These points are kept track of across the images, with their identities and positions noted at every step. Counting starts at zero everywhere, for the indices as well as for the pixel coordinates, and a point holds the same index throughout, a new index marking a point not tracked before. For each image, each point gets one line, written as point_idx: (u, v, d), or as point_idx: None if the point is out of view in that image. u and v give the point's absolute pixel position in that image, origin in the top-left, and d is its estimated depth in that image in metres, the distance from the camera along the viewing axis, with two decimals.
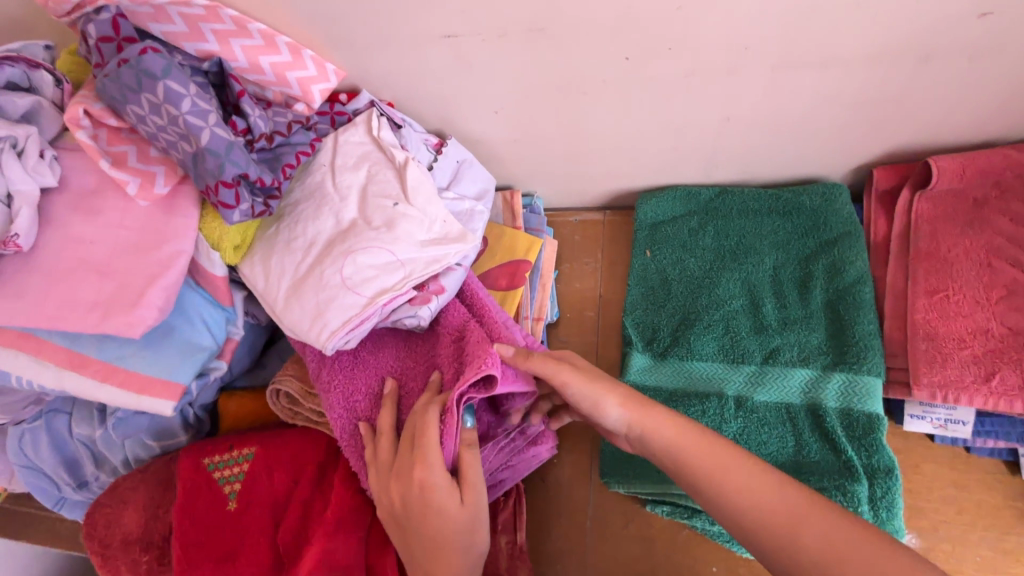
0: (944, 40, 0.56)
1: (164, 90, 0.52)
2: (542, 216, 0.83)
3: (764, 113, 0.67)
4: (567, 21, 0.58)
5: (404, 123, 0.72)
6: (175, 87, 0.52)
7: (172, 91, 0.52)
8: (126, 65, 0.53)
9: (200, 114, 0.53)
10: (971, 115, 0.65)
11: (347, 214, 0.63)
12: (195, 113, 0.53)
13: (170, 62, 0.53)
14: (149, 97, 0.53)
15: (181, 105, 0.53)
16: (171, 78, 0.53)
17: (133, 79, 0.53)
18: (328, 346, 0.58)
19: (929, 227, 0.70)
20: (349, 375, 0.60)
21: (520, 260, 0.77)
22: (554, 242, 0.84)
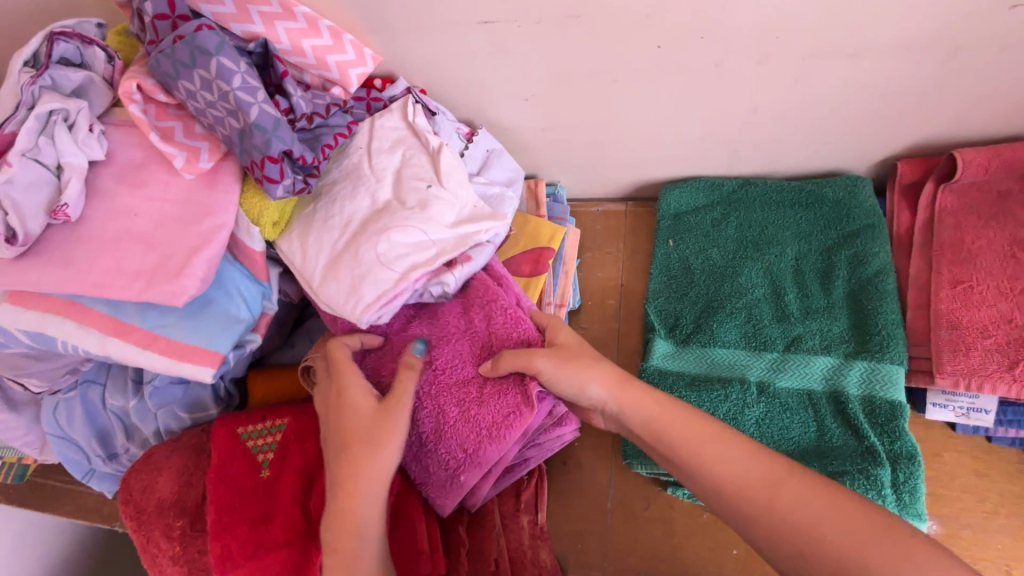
0: (972, 32, 0.56)
1: (216, 66, 0.55)
2: (565, 206, 0.85)
3: (791, 102, 0.67)
4: (603, 5, 0.58)
5: (438, 111, 0.74)
6: (227, 63, 0.56)
7: (224, 68, 0.56)
8: (182, 41, 0.56)
9: (249, 90, 0.56)
10: (1000, 106, 0.64)
11: (383, 195, 0.65)
12: (244, 90, 0.56)
13: (222, 39, 0.56)
14: (201, 73, 0.56)
15: (232, 81, 0.56)
16: (223, 55, 0.56)
17: (187, 55, 0.56)
18: (362, 320, 0.61)
19: (953, 219, 0.68)
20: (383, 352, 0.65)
21: (543, 248, 0.78)
22: (576, 230, 0.84)
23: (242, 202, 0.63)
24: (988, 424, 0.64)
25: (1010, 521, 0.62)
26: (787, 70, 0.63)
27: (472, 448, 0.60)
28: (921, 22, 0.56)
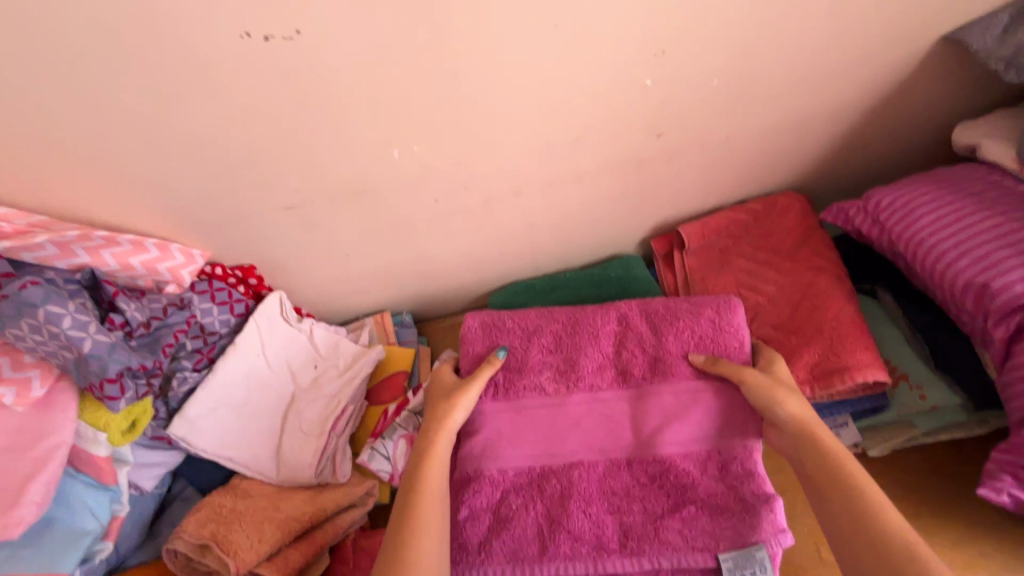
0: (644, 152, 0.78)
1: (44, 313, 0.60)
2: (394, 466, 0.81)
3: (553, 216, 0.86)
4: (379, 182, 0.75)
5: (312, 323, 0.91)
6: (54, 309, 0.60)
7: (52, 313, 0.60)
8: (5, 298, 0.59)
9: (80, 327, 0.61)
10: (694, 192, 0.87)
11: (288, 391, 0.86)
12: (75, 326, 0.61)
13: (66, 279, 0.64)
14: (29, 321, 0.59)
15: (61, 322, 0.60)
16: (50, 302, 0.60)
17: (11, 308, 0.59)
18: (311, 475, 0.80)
19: (700, 276, 0.88)
20: (527, 381, 0.68)
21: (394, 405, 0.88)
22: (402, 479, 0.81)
23: (81, 416, 0.65)
24: None
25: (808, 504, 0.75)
26: (541, 195, 0.82)
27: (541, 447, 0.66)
28: (608, 153, 0.77)
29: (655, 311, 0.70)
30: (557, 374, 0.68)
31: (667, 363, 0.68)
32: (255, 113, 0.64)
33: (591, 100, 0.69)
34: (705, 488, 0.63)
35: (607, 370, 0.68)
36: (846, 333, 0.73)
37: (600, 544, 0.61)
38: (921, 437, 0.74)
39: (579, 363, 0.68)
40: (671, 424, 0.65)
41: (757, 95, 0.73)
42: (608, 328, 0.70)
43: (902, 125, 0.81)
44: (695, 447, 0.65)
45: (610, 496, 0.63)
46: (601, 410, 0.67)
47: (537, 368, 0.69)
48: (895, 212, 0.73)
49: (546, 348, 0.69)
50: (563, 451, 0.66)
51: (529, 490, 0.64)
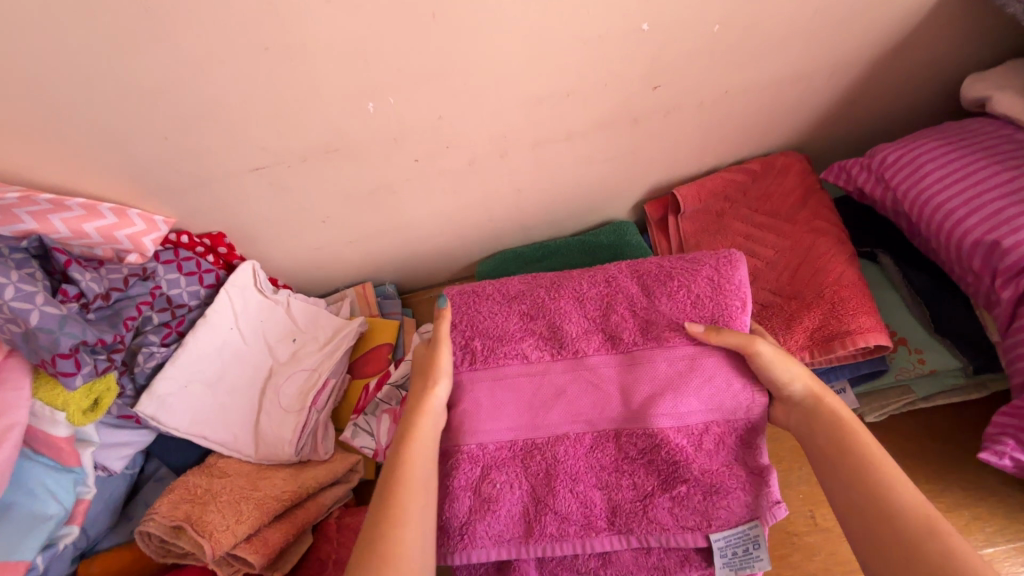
0: (639, 108, 0.73)
1: None
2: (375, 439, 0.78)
3: (542, 179, 0.81)
4: (355, 141, 0.69)
5: (288, 294, 0.87)
6: None
7: None
8: None
9: (25, 298, 0.56)
10: (690, 152, 0.82)
11: (265, 365, 0.82)
12: (20, 298, 0.56)
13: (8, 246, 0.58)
14: None
15: (4, 293, 0.55)
16: None
17: None
18: (292, 453, 0.76)
19: (695, 240, 0.84)
20: (506, 348, 0.64)
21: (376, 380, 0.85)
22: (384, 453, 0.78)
23: (35, 394, 0.60)
24: None
25: (803, 471, 0.74)
26: (528, 157, 0.77)
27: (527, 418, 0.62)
28: (601, 108, 0.72)
29: (647, 272, 0.66)
30: (540, 340, 0.64)
31: (657, 327, 0.63)
32: (213, 62, 0.58)
33: (583, 49, 0.64)
34: (700, 464, 0.59)
35: (594, 336, 0.64)
36: (849, 297, 0.71)
37: (588, 523, 0.59)
38: (918, 402, 0.72)
39: (563, 328, 0.64)
40: (667, 395, 0.61)
41: (760, 44, 0.68)
42: (594, 291, 0.66)
43: (908, 79, 0.77)
44: (693, 420, 0.60)
45: (599, 472, 0.61)
46: (586, 376, 0.63)
47: (518, 334, 0.65)
48: (899, 169, 0.69)
49: (525, 314, 0.66)
50: (547, 424, 0.62)
51: (514, 465, 0.61)
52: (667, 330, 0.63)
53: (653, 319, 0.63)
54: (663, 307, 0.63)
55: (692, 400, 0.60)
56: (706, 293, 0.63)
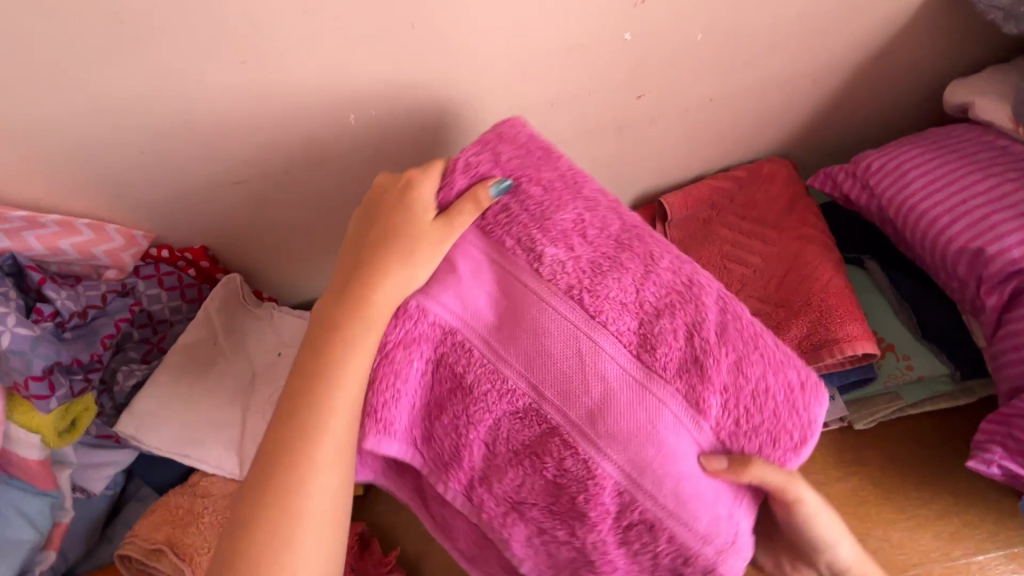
0: (624, 115, 0.72)
1: None
2: None
3: None
4: (335, 152, 0.68)
5: (275, 309, 0.85)
6: None
7: None
8: None
9: None
10: (677, 159, 0.82)
11: (252, 380, 0.80)
12: None
13: None
14: None
15: None
16: None
17: None
18: None
19: (682, 247, 0.84)
20: (521, 267, 0.50)
21: None
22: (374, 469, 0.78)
23: (9, 416, 0.58)
24: None
25: None
26: None
27: (491, 355, 0.50)
28: (586, 116, 0.71)
29: (736, 322, 0.48)
30: (562, 287, 0.49)
31: (699, 377, 0.47)
32: (187, 74, 0.56)
33: (566, 58, 0.63)
34: (604, 511, 0.49)
35: (625, 310, 0.49)
36: (836, 304, 0.70)
37: (475, 490, 0.53)
38: (906, 408, 0.72)
39: (586, 292, 0.49)
40: (626, 445, 0.48)
41: (745, 51, 0.68)
42: (660, 279, 0.49)
43: (892, 85, 0.77)
44: (644, 480, 0.48)
45: (519, 445, 0.51)
46: (579, 355, 0.49)
47: (541, 259, 0.49)
48: (884, 176, 0.69)
49: (558, 245, 0.50)
50: (510, 360, 0.50)
51: (438, 392, 0.52)
52: (713, 376, 0.47)
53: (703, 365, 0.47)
54: (722, 361, 0.47)
55: (671, 462, 0.47)
56: (750, 386, 0.47)
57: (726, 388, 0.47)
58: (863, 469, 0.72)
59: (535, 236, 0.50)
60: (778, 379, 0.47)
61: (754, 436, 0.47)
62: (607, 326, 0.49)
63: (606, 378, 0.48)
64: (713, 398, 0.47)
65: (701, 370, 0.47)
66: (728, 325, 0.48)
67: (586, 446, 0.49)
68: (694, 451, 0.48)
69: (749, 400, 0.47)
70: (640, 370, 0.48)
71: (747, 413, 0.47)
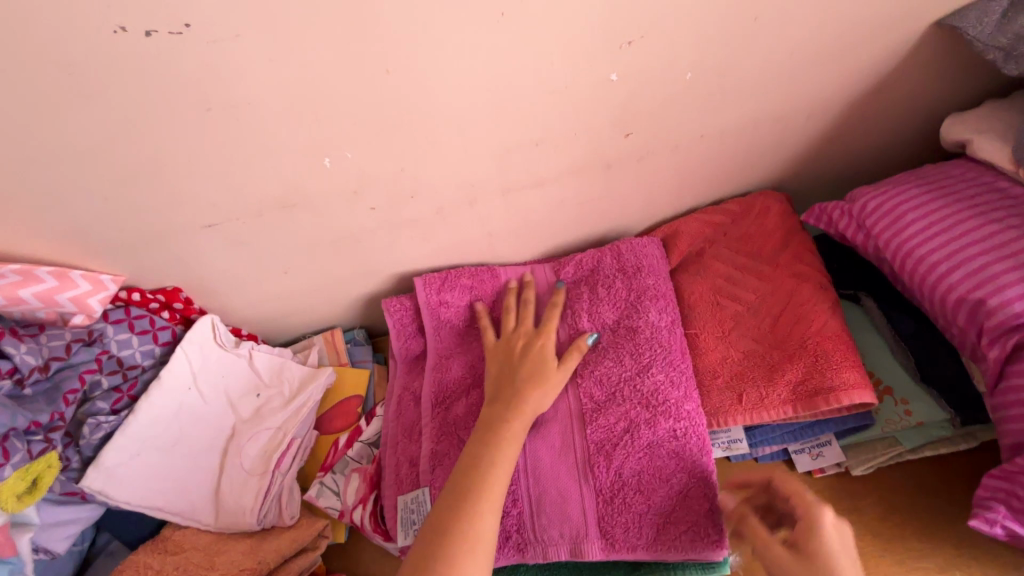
0: (612, 154, 0.70)
1: None
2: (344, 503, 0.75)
3: (514, 224, 0.78)
4: (312, 195, 0.66)
5: (253, 347, 0.82)
6: None
7: None
8: None
9: None
10: (667, 193, 0.80)
11: (228, 425, 0.77)
12: None
13: None
14: None
15: None
16: None
17: None
18: (252, 522, 0.71)
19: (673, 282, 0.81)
20: (603, 356, 0.74)
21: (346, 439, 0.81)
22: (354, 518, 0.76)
23: None
24: (747, 449, 0.73)
25: None
26: (499, 204, 0.74)
27: (580, 416, 0.71)
28: (574, 155, 0.69)
29: (686, 462, 0.67)
30: (603, 385, 0.72)
31: (620, 448, 0.68)
32: (151, 124, 0.54)
33: (550, 100, 0.61)
34: (547, 533, 0.66)
35: (619, 400, 0.71)
36: (831, 350, 0.68)
37: (506, 532, 0.67)
38: (905, 454, 0.70)
39: (608, 392, 0.72)
40: (583, 502, 0.67)
41: (736, 90, 0.66)
42: (663, 385, 0.71)
43: (887, 119, 0.75)
44: (569, 522, 0.66)
45: (582, 488, 0.68)
46: (608, 442, 0.69)
47: (619, 363, 0.73)
48: (880, 217, 0.67)
49: (609, 347, 0.74)
50: (558, 418, 0.71)
51: (545, 449, 0.70)
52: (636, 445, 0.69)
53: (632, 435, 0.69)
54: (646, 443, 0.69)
55: (572, 487, 0.68)
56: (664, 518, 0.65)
57: (653, 505, 0.66)
58: (859, 518, 0.69)
59: (638, 328, 0.74)
60: (696, 528, 0.64)
61: (636, 488, 0.67)
62: (613, 414, 0.70)
63: (607, 477, 0.68)
64: (638, 510, 0.66)
65: (649, 490, 0.66)
66: (699, 463, 0.67)
67: (527, 450, 0.70)
68: (590, 511, 0.67)
69: (660, 527, 0.65)
70: (606, 475, 0.68)
71: (652, 515, 0.66)
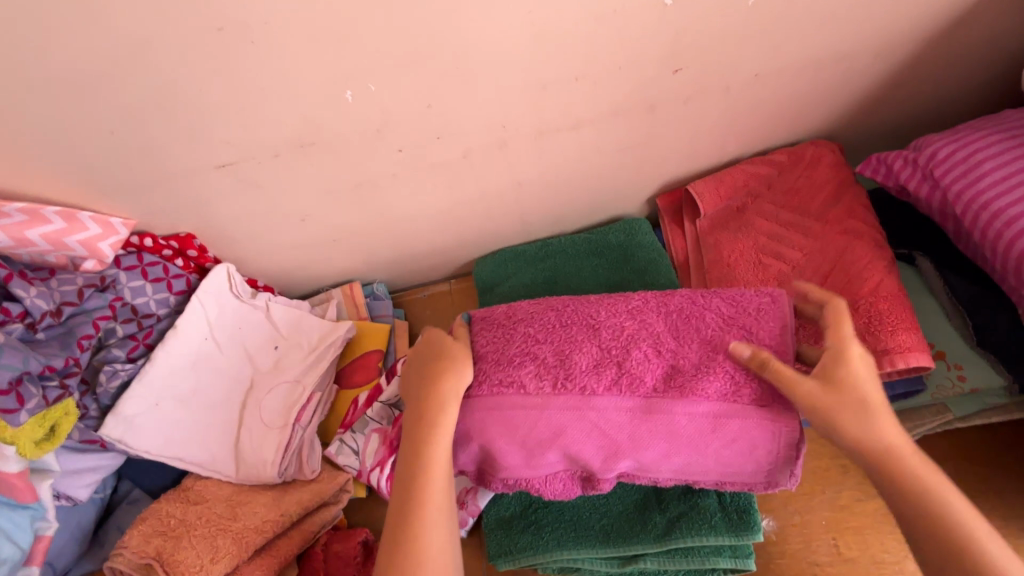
0: (656, 94, 0.64)
1: None
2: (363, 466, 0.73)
3: (545, 172, 0.73)
4: (330, 133, 0.61)
5: (269, 298, 0.80)
6: None
7: None
8: None
9: None
10: (710, 143, 0.74)
11: (244, 375, 0.75)
12: None
13: None
14: None
15: None
16: None
17: None
18: (274, 474, 0.70)
19: (712, 239, 0.77)
20: (499, 346, 0.52)
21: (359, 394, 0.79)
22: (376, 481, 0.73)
23: None
24: None
25: (827, 494, 0.68)
26: (531, 148, 0.69)
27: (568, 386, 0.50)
28: (614, 94, 0.63)
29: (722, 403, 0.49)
30: (538, 379, 0.50)
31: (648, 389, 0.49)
32: (154, 44, 0.48)
33: (595, 28, 0.55)
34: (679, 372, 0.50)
35: (599, 373, 0.50)
36: (887, 310, 0.64)
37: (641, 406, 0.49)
38: (954, 423, 0.66)
39: (554, 369, 0.51)
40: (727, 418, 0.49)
41: (800, 22, 0.59)
42: (579, 365, 0.50)
43: (960, 60, 0.68)
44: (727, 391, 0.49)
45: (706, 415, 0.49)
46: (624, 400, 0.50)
47: (509, 366, 0.51)
48: (951, 167, 0.61)
49: (518, 342, 0.52)
50: (569, 374, 0.50)
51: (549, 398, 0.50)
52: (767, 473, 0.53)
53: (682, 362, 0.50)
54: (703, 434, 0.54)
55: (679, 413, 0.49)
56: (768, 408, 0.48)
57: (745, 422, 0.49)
58: None
59: (502, 339, 0.53)
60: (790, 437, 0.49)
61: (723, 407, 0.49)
62: (620, 375, 0.50)
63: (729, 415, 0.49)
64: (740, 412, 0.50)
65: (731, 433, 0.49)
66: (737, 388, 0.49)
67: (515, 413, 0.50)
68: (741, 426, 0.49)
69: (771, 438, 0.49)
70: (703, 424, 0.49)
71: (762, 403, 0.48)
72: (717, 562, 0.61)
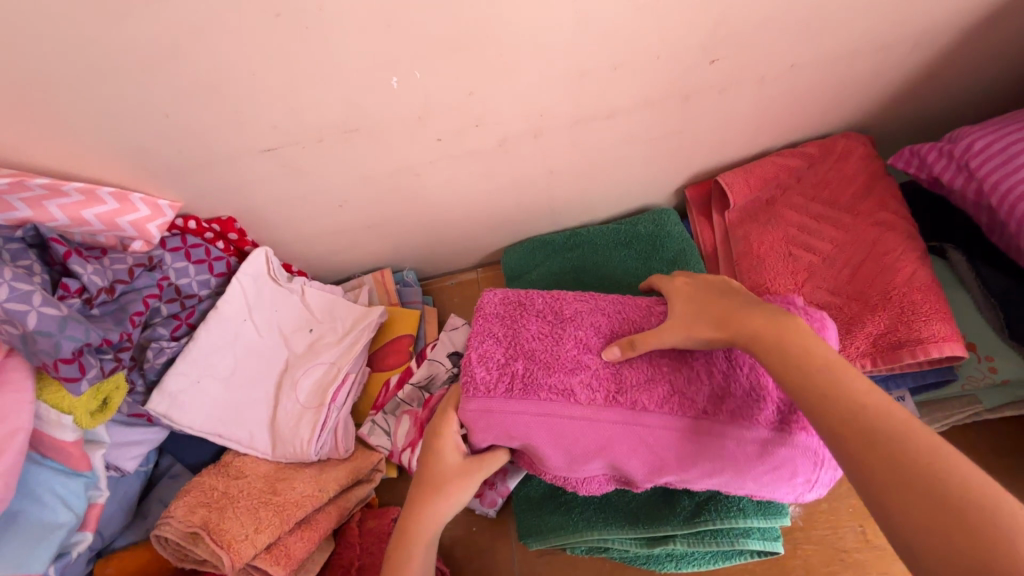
0: (691, 83, 0.65)
1: None
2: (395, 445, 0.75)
3: (578, 161, 0.74)
4: (374, 118, 0.62)
5: (303, 282, 0.82)
6: None
7: None
8: None
9: (21, 298, 0.52)
10: (741, 134, 0.75)
11: (280, 356, 0.77)
12: (15, 298, 0.52)
13: None
14: None
15: None
16: None
17: None
18: (310, 452, 0.72)
19: (742, 230, 0.78)
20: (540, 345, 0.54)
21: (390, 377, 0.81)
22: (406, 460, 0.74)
23: (39, 396, 0.56)
24: None
25: None
26: (566, 136, 0.70)
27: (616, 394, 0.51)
28: (651, 83, 0.64)
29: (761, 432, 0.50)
30: (584, 382, 0.52)
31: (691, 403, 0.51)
32: (214, 30, 0.50)
33: (636, 15, 0.56)
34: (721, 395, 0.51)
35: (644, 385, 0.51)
36: (919, 300, 0.64)
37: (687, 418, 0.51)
38: (983, 413, 0.66)
39: (602, 374, 0.52)
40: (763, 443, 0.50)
41: (837, 12, 0.60)
42: (624, 372, 0.52)
43: (995, 52, 0.68)
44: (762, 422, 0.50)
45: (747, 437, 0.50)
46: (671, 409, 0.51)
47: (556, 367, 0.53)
48: (988, 158, 0.62)
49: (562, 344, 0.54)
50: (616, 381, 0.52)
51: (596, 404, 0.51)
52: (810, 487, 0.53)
53: (736, 388, 0.50)
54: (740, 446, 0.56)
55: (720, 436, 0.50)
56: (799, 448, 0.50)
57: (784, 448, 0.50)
58: None
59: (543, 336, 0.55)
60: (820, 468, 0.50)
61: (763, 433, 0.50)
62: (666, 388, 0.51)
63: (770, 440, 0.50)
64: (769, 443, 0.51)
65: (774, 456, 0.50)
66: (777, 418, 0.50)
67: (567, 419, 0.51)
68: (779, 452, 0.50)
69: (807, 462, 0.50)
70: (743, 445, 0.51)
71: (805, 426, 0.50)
72: (746, 544, 0.61)
